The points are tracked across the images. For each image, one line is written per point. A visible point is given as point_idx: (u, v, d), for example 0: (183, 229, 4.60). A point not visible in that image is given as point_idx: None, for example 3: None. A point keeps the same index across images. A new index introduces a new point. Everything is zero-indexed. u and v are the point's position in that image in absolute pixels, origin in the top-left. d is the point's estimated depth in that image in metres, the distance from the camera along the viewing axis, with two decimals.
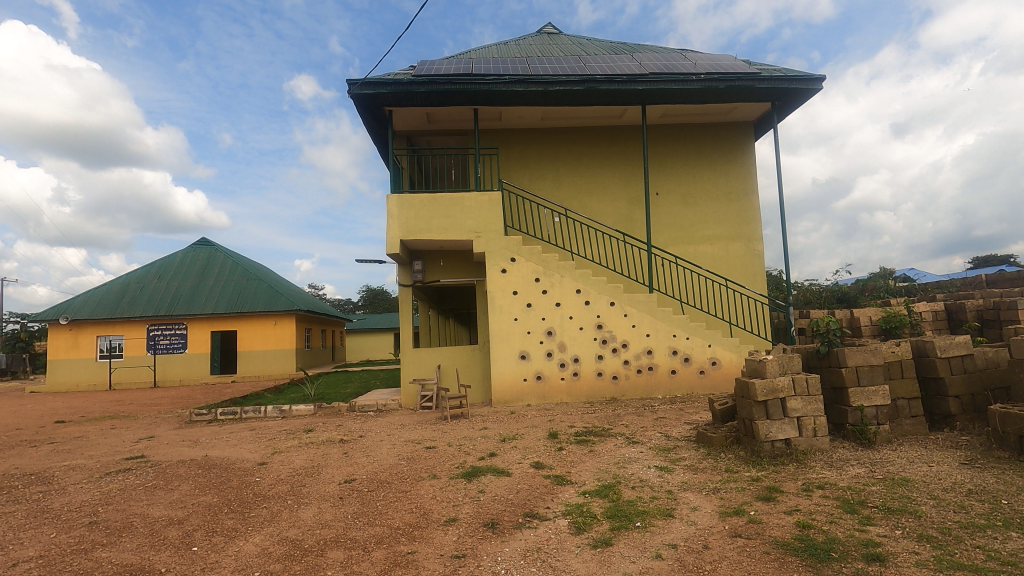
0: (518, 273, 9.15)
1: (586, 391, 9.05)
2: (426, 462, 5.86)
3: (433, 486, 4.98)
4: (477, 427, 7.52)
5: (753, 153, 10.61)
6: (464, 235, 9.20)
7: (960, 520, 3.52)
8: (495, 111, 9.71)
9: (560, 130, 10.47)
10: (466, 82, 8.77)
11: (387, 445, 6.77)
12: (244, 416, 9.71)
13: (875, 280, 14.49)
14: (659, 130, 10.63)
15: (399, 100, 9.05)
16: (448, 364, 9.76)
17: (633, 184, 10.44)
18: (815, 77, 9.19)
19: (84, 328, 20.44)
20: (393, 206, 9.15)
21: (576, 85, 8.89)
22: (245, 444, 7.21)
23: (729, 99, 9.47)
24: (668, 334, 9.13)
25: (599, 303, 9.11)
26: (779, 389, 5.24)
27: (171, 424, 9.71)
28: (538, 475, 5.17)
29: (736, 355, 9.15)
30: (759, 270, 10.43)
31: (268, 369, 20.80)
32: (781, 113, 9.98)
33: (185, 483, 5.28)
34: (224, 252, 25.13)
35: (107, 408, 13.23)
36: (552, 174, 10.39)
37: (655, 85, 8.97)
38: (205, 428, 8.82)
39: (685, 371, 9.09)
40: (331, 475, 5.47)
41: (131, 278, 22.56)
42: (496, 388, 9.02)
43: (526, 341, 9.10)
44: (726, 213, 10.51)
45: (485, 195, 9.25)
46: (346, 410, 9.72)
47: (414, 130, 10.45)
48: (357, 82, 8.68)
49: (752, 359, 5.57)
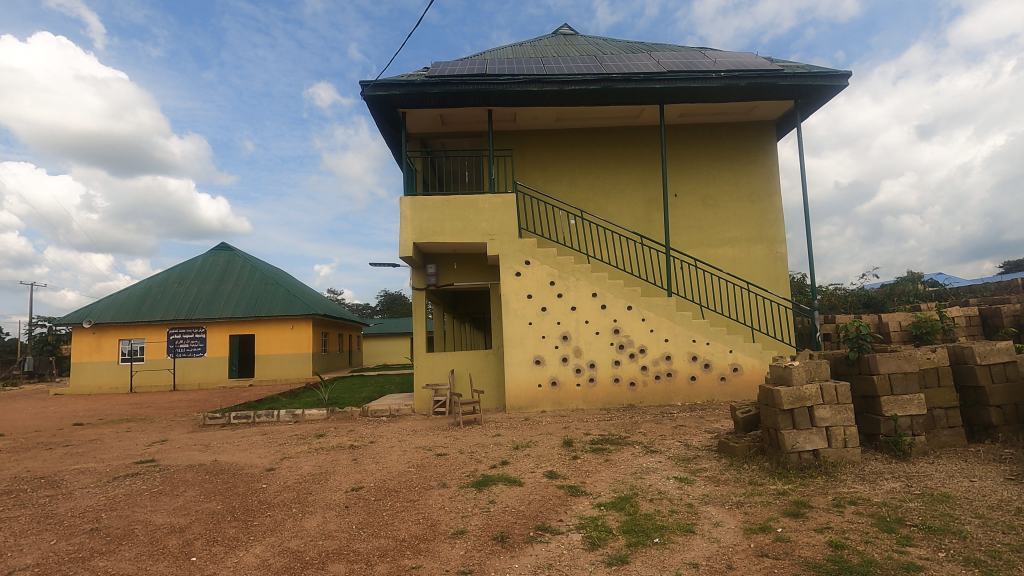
0: (532, 276, 8.97)
1: (602, 397, 8.81)
2: (436, 469, 5.69)
3: (442, 495, 4.82)
4: (490, 434, 7.33)
5: (776, 153, 10.31)
6: (478, 237, 9.06)
7: (1010, 542, 3.23)
8: (509, 112, 9.56)
9: (576, 131, 10.27)
10: (480, 82, 8.66)
11: (398, 451, 6.63)
12: (257, 420, 9.67)
13: (904, 284, 14.02)
14: (678, 130, 10.37)
15: (412, 102, 8.95)
16: (461, 368, 9.59)
17: (651, 185, 10.19)
18: (840, 73, 8.89)
19: (107, 331, 20.77)
20: (406, 209, 9.06)
21: (592, 84, 8.72)
22: (255, 449, 7.13)
23: (750, 97, 9.21)
24: (687, 339, 8.86)
25: (616, 307, 8.88)
26: (807, 398, 4.97)
27: (184, 427, 9.70)
28: (552, 485, 4.96)
29: (758, 361, 8.83)
30: (783, 274, 10.09)
31: (285, 374, 20.87)
32: (805, 111, 9.67)
33: (191, 488, 5.20)
34: (243, 256, 25.36)
35: (124, 411, 13.32)
36: (568, 176, 10.18)
37: (673, 84, 8.75)
38: (217, 432, 8.77)
39: (705, 377, 8.80)
40: (339, 482, 5.32)
41: (153, 283, 22.90)
42: (510, 394, 8.82)
43: (540, 345, 8.89)
44: (748, 215, 10.20)
45: (498, 197, 9.10)
46: (359, 415, 9.61)
47: (427, 133, 10.32)
48: (369, 84, 8.60)
49: (778, 365, 5.30)
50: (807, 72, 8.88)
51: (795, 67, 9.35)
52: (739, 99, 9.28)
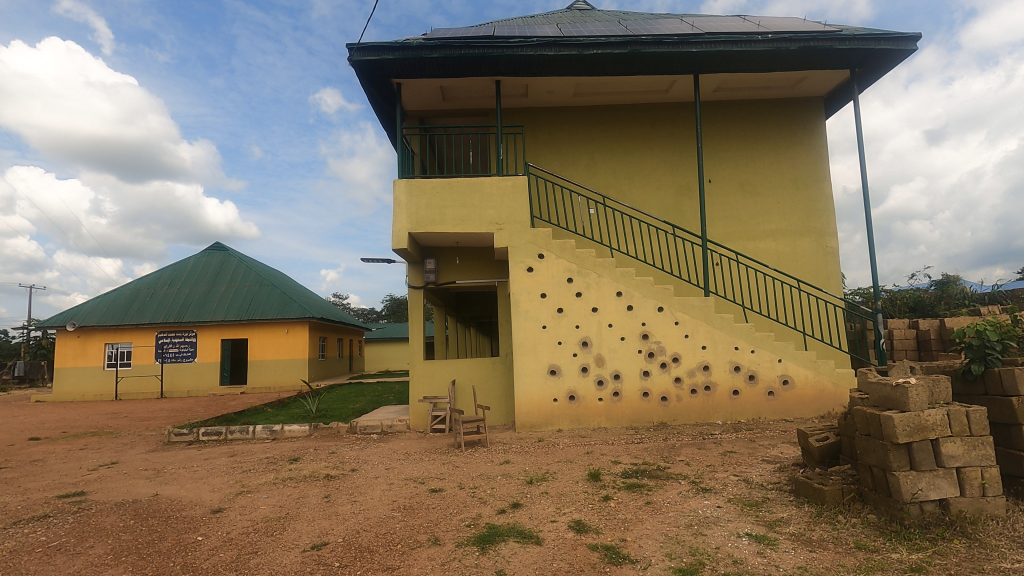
0: (547, 272, 7.69)
1: (629, 414, 7.49)
2: (426, 516, 4.39)
3: (431, 560, 3.50)
4: (498, 461, 6.03)
5: (824, 134, 9.02)
6: (484, 227, 7.80)
7: None
8: (520, 84, 8.32)
9: (595, 108, 9.01)
10: (486, 45, 7.41)
11: (382, 484, 5.34)
12: (230, 437, 8.41)
13: (954, 286, 12.65)
14: (712, 107, 9.10)
15: (407, 68, 7.71)
16: (464, 379, 8.31)
17: (681, 170, 8.89)
18: (909, 35, 7.56)
19: (92, 335, 19.63)
20: (400, 193, 7.83)
21: (617, 48, 7.44)
22: (211, 479, 5.85)
23: (801, 65, 7.92)
24: (728, 346, 7.54)
25: (644, 308, 7.58)
26: (929, 428, 3.65)
27: (146, 445, 8.44)
28: (582, 546, 3.64)
29: (812, 373, 7.49)
30: (834, 271, 8.75)
31: (279, 380, 19.68)
32: (862, 82, 8.35)
33: (101, 543, 3.91)
34: (238, 256, 24.24)
35: (95, 422, 12.09)
36: (587, 158, 8.90)
37: (712, 47, 7.46)
38: (179, 453, 7.52)
39: (750, 391, 7.48)
40: (297, 535, 4.02)
41: (143, 283, 21.81)
42: (520, 411, 7.52)
43: (556, 353, 7.60)
44: (792, 204, 8.89)
45: (508, 180, 7.86)
46: (346, 432, 8.35)
47: (427, 111, 9.11)
48: (356, 47, 7.36)
49: (883, 383, 3.98)
50: (869, 33, 7.56)
51: (854, 29, 8.02)
52: (788, 67, 7.99)
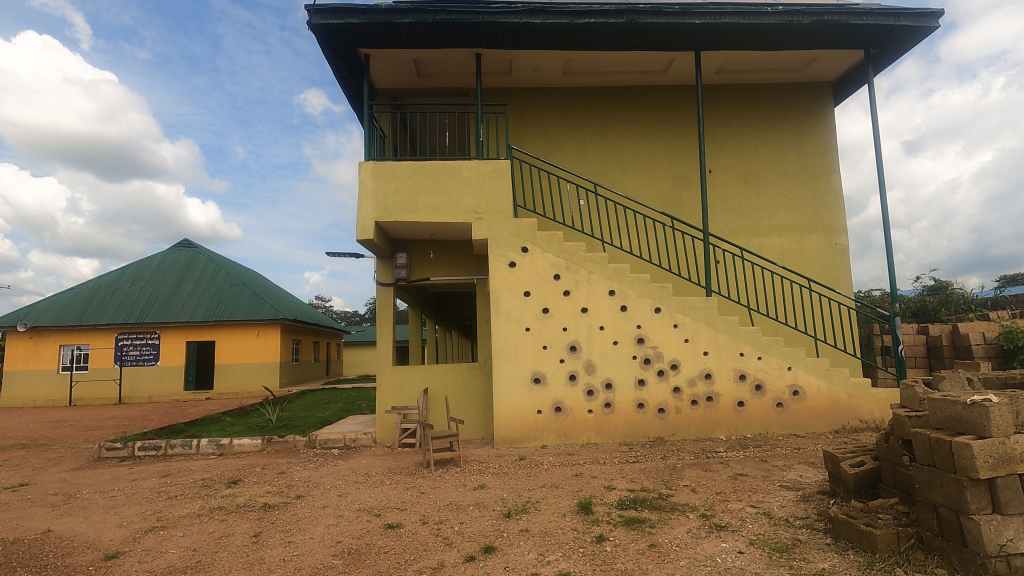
0: (531, 268, 6.83)
1: (622, 429, 6.64)
2: (374, 564, 3.47)
3: None
4: (469, 486, 5.13)
5: (834, 123, 8.31)
6: (460, 216, 6.92)
7: None
8: (503, 59, 7.49)
9: (586, 89, 8.20)
10: (465, 11, 6.55)
11: (329, 517, 4.42)
12: (170, 453, 7.39)
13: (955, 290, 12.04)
14: (713, 90, 8.33)
15: (375, 35, 6.81)
16: (437, 387, 7.40)
17: (679, 159, 8.11)
18: (930, 11, 6.85)
19: (46, 336, 18.31)
20: (366, 177, 6.91)
21: (612, 17, 6.63)
22: (125, 509, 4.85)
23: (812, 42, 7.18)
24: (733, 352, 6.74)
25: (639, 309, 6.75)
26: (1015, 460, 2.86)
27: (71, 462, 7.36)
28: None
29: (825, 383, 6.71)
30: (845, 271, 8.02)
31: (247, 385, 18.55)
32: (876, 66, 7.64)
33: None
34: (207, 254, 23.01)
35: (31, 432, 10.90)
36: (575, 143, 8.09)
37: (717, 19, 6.68)
38: (104, 473, 6.47)
39: (756, 403, 6.69)
40: None
41: (103, 282, 20.49)
42: (499, 424, 6.63)
43: (540, 359, 6.73)
44: (799, 197, 8.15)
45: (488, 164, 7.00)
46: (303, 447, 7.38)
47: (401, 89, 8.23)
48: (317, 8, 6.44)
49: (947, 401, 3.18)
50: (888, 8, 6.83)
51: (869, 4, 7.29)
52: (797, 44, 7.25)
